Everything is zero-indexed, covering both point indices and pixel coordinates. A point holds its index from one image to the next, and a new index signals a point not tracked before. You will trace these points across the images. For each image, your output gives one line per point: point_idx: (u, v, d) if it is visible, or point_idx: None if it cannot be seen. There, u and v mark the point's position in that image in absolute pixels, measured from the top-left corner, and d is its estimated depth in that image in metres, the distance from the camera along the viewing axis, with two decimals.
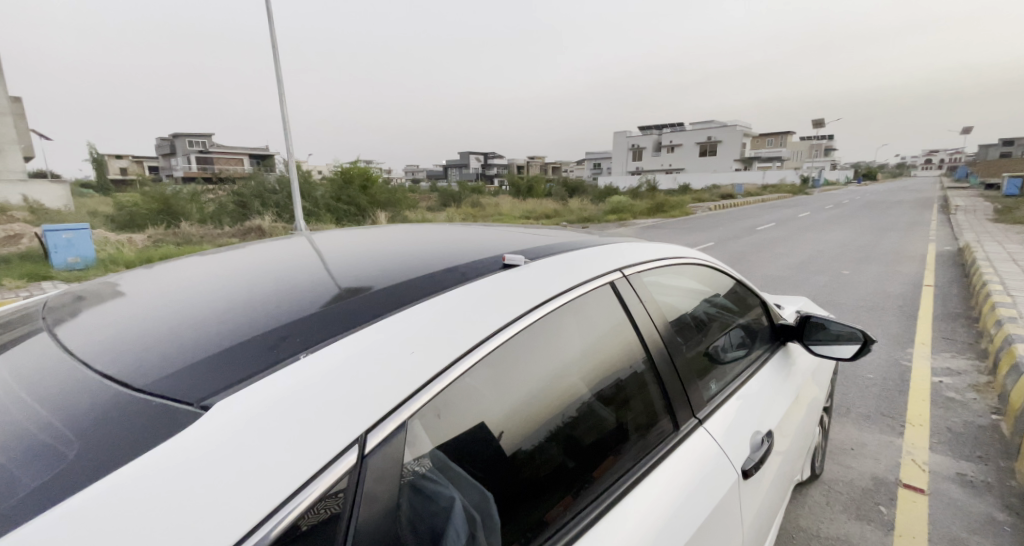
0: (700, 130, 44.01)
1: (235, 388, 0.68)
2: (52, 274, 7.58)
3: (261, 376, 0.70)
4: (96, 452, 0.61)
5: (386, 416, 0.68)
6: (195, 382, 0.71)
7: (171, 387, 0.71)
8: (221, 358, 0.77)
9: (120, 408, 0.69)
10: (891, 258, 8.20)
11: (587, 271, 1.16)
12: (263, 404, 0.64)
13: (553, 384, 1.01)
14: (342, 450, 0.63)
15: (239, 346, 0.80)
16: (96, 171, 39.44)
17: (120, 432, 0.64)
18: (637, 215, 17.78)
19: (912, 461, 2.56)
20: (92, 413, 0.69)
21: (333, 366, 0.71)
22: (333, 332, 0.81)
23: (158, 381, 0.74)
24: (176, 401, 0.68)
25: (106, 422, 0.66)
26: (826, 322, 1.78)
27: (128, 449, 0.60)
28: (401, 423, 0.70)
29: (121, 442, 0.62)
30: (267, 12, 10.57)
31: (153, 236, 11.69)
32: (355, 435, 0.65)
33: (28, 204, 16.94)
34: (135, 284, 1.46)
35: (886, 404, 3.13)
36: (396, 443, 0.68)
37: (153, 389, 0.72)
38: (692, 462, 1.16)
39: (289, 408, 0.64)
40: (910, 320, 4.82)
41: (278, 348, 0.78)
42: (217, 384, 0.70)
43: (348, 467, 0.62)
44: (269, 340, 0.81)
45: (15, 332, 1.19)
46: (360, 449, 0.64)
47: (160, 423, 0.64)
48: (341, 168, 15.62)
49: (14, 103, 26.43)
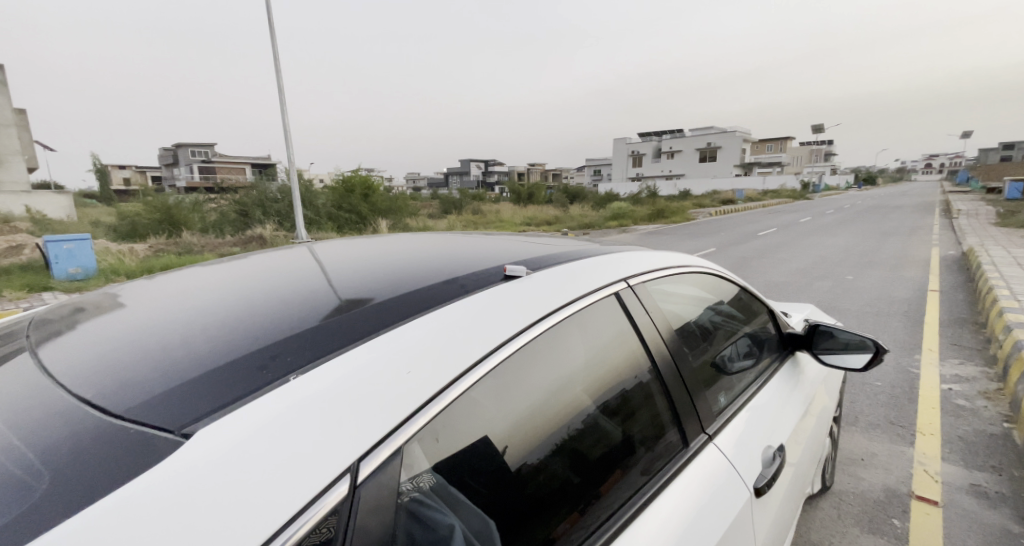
0: (701, 136, 44.17)
1: (217, 413, 0.65)
2: (52, 286, 7.62)
3: (245, 401, 0.66)
4: (71, 484, 0.57)
5: (380, 441, 0.64)
6: (180, 406, 0.68)
7: (150, 413, 0.68)
8: (206, 382, 0.73)
9: (96, 436, 0.65)
10: (896, 263, 8.19)
11: (590, 280, 1.13)
12: (251, 428, 0.61)
13: (557, 396, 0.98)
14: (334, 479, 0.59)
15: (227, 367, 0.76)
16: (102, 181, 39.97)
17: (98, 460, 0.61)
18: (639, 220, 17.88)
19: (924, 472, 2.51)
20: (65, 442, 0.66)
21: (325, 386, 0.68)
22: (328, 349, 0.78)
23: (136, 407, 0.70)
24: (155, 428, 0.65)
25: (80, 452, 0.63)
26: (835, 330, 1.74)
27: (112, 479, 0.57)
28: (397, 448, 0.66)
29: (99, 473, 0.58)
30: (270, 26, 10.68)
31: (155, 246, 11.70)
32: (347, 463, 0.60)
33: (32, 214, 16.98)
34: (136, 295, 1.44)
35: (896, 412, 3.09)
36: (391, 470, 0.64)
37: (131, 416, 0.68)
38: (702, 478, 1.12)
39: (277, 432, 0.61)
40: (916, 325, 4.79)
41: (267, 369, 0.74)
42: (200, 409, 0.67)
43: (339, 497, 0.58)
44: (259, 360, 0.78)
45: (7, 347, 1.17)
46: (352, 478, 0.60)
47: (139, 453, 0.60)
48: (343, 177, 15.76)
49: (19, 115, 27.05)
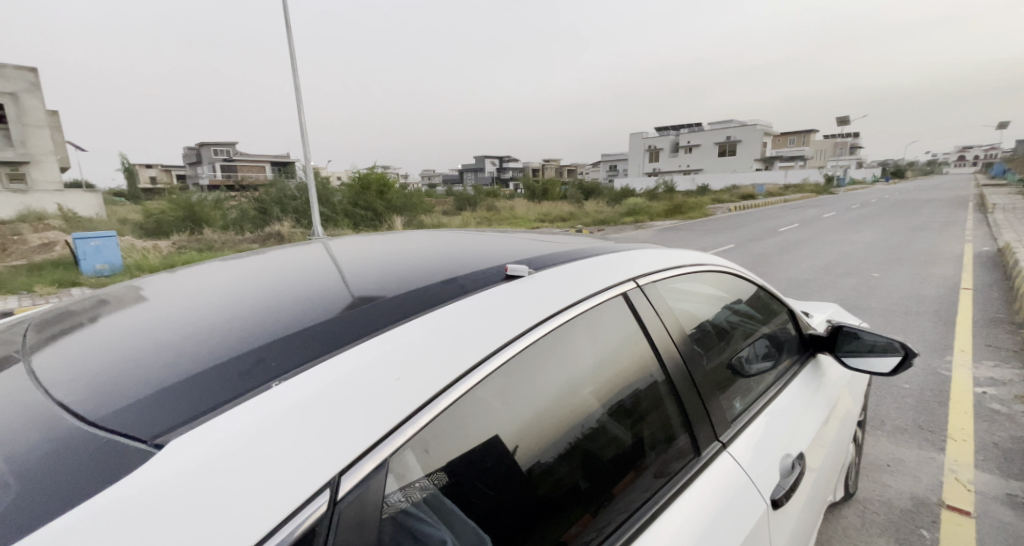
0: (721, 130, 43.28)
1: (191, 423, 0.62)
2: (79, 282, 7.83)
3: (224, 408, 0.63)
4: (40, 495, 0.55)
5: (364, 454, 0.61)
6: (155, 415, 0.65)
7: (126, 421, 0.65)
8: (186, 389, 0.70)
9: (68, 446, 0.63)
10: (926, 260, 7.87)
11: (597, 280, 1.08)
12: (225, 442, 0.57)
13: (564, 399, 0.94)
14: (312, 495, 0.55)
15: (208, 373, 0.73)
16: (130, 180, 41.13)
17: (66, 470, 0.58)
18: (656, 216, 17.66)
19: (955, 480, 2.39)
20: (37, 452, 0.63)
21: (310, 394, 0.64)
22: (314, 354, 0.75)
23: (114, 414, 0.68)
24: (128, 437, 0.62)
25: (53, 461, 0.60)
26: (859, 332, 1.66)
27: (76, 491, 0.54)
28: (382, 461, 0.62)
29: (70, 483, 0.56)
30: (287, 25, 10.75)
31: (178, 243, 11.96)
32: (328, 477, 0.57)
33: (64, 212, 17.54)
34: (157, 288, 1.45)
35: (925, 416, 2.97)
36: (377, 482, 0.61)
37: (108, 425, 0.66)
38: (716, 487, 1.07)
39: (249, 446, 0.57)
40: (948, 326, 4.59)
41: (250, 374, 0.72)
42: (175, 417, 0.64)
43: (319, 513, 0.55)
44: (243, 365, 0.75)
45: (23, 340, 1.18)
46: (332, 494, 0.57)
47: (108, 465, 0.58)
48: (359, 174, 15.88)
49: (51, 115, 27.95)
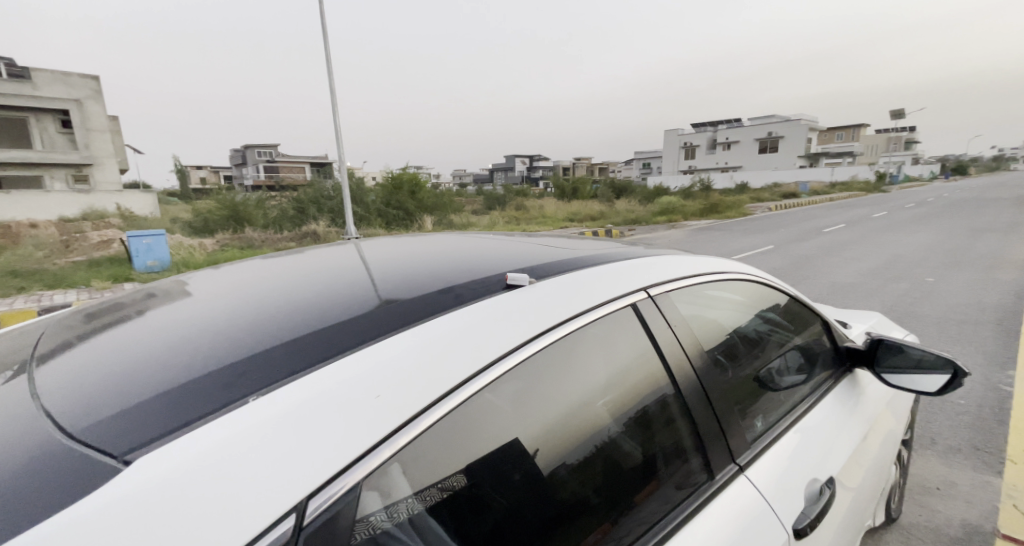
0: (762, 126, 41.62)
1: (162, 439, 0.61)
2: (132, 277, 8.30)
3: (197, 424, 0.63)
4: (12, 507, 0.56)
5: (338, 474, 0.58)
6: (133, 427, 0.66)
7: (105, 434, 0.66)
8: (167, 402, 0.70)
9: (48, 456, 0.64)
10: (987, 264, 7.30)
11: (604, 290, 1.03)
12: (190, 460, 0.56)
13: (570, 414, 0.90)
14: (277, 519, 0.54)
15: (190, 385, 0.73)
16: (182, 181, 43.37)
17: (43, 480, 0.60)
18: (691, 216, 17.16)
19: (1013, 508, 2.19)
20: (23, 459, 0.65)
21: (283, 410, 0.62)
22: (296, 368, 0.73)
23: (95, 425, 0.69)
24: (103, 451, 0.63)
25: (30, 472, 0.62)
26: (903, 346, 1.52)
27: (43, 506, 0.55)
28: (355, 484, 0.59)
29: (42, 495, 0.57)
30: (323, 31, 11.02)
31: (222, 241, 12.51)
32: (294, 501, 0.55)
33: (122, 212, 18.68)
34: (197, 284, 1.51)
35: (981, 436, 2.74)
36: (349, 506, 0.58)
37: (86, 438, 0.67)
38: (734, 512, 1.00)
39: (206, 467, 0.55)
40: (1011, 337, 4.24)
41: (231, 386, 0.71)
42: (149, 431, 0.64)
43: (283, 537, 0.53)
44: (227, 376, 0.74)
45: (67, 333, 1.25)
46: (298, 518, 0.55)
47: (77, 479, 0.58)
48: (392, 174, 16.16)
49: (111, 120, 29.83)
